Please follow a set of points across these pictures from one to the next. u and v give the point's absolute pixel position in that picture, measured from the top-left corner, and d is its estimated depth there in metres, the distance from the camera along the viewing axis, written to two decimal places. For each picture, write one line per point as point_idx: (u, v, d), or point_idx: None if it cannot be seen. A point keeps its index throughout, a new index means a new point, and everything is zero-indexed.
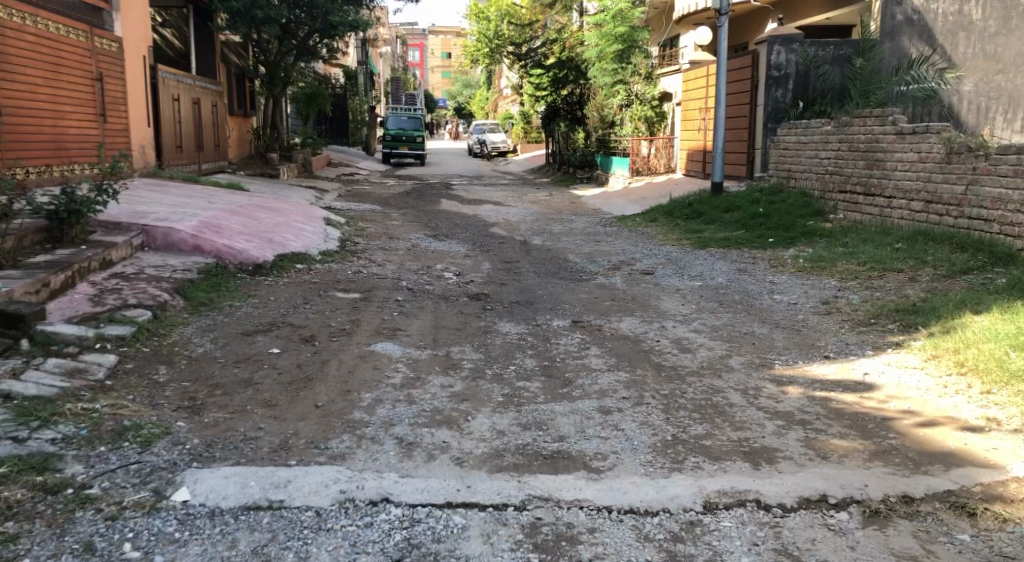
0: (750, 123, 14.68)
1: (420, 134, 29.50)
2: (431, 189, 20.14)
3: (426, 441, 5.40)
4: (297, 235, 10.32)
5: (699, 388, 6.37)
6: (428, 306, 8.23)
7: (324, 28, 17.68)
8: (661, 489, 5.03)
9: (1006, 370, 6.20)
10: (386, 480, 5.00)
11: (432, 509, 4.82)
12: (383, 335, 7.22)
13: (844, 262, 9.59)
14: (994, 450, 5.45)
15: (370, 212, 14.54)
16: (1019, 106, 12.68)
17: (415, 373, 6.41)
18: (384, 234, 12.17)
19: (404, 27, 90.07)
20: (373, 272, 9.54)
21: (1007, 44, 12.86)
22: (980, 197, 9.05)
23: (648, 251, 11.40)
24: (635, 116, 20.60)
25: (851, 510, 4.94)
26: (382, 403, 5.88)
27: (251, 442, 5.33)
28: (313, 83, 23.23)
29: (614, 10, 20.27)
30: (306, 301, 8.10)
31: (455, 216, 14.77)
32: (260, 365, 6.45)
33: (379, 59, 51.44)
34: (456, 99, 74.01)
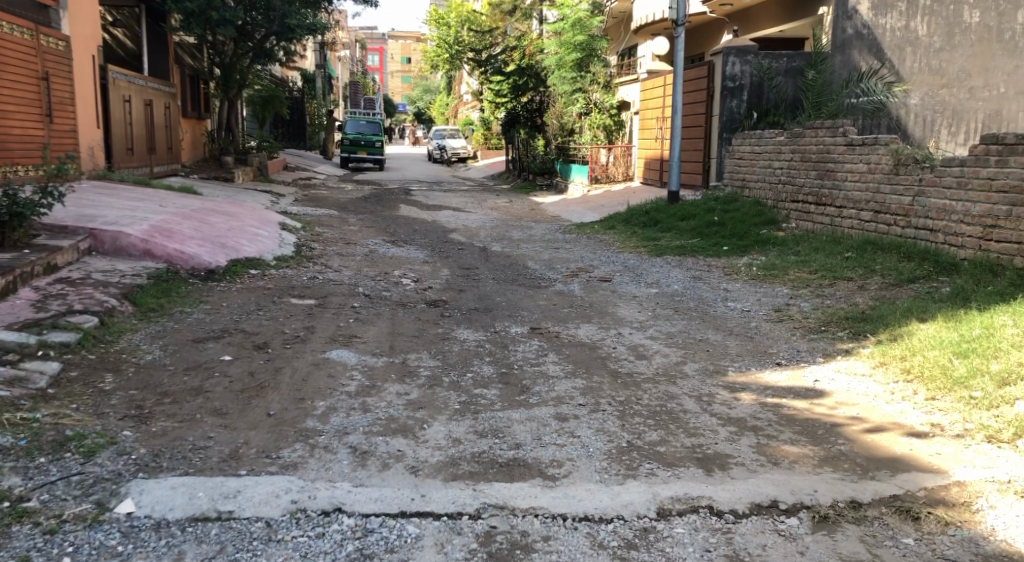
0: (706, 133, 14.90)
1: (379, 138, 29.42)
2: (390, 194, 20.16)
3: (380, 450, 5.42)
4: (251, 239, 10.27)
5: (654, 394, 6.46)
6: (385, 313, 8.22)
7: (281, 31, 17.57)
8: (616, 495, 5.10)
9: (950, 376, 6.37)
10: (339, 490, 5.00)
11: (385, 519, 4.83)
12: (338, 342, 7.21)
13: (795, 270, 9.78)
14: (938, 455, 5.60)
15: (328, 217, 14.51)
16: (964, 120, 13.75)
17: (370, 382, 6.40)
18: (340, 239, 12.14)
19: (364, 30, 89.89)
20: (329, 278, 9.51)
21: (951, 59, 13.67)
22: (925, 208, 9.26)
23: (606, 258, 11.52)
24: (594, 124, 20.74)
25: (801, 516, 5.05)
26: (336, 411, 5.88)
27: (200, 452, 5.31)
28: (269, 85, 23.01)
29: (572, 18, 20.35)
30: (260, 307, 8.06)
31: (414, 222, 14.79)
32: (210, 373, 6.40)
33: (337, 63, 51.29)
34: (416, 103, 73.94)
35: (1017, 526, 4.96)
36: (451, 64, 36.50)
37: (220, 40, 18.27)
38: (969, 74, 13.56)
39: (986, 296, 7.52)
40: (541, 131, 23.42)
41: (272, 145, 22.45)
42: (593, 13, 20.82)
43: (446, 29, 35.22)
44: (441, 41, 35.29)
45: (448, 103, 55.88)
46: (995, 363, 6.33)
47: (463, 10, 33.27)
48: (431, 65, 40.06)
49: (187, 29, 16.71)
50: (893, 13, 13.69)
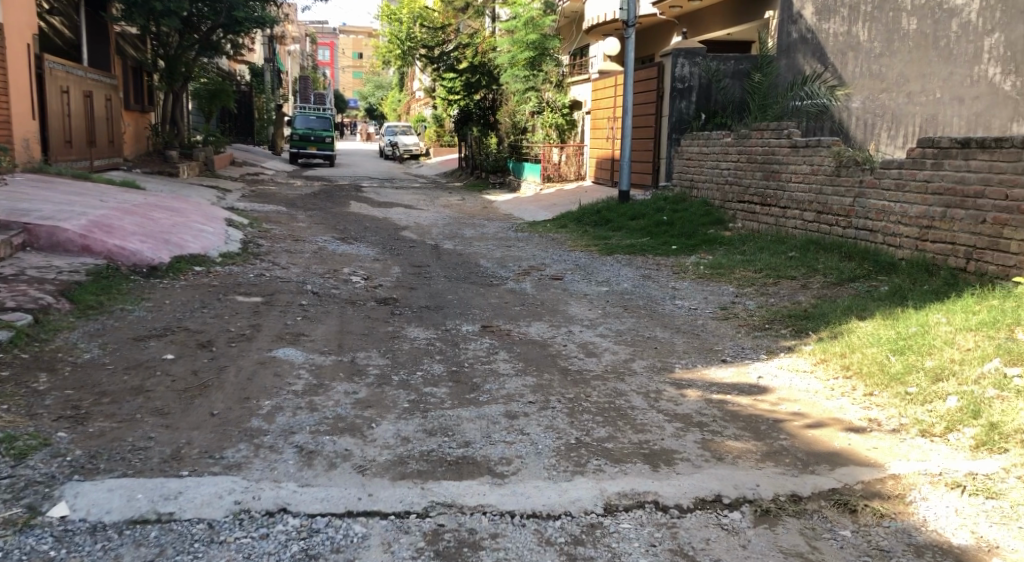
0: (656, 134, 15.10)
1: (329, 134, 29.26)
2: (341, 191, 20.06)
3: (327, 449, 5.44)
4: (196, 236, 10.18)
5: (602, 391, 6.57)
6: (334, 310, 8.23)
7: (228, 24, 17.50)
8: (564, 492, 5.18)
9: (886, 373, 6.56)
10: (284, 490, 5.02)
11: (331, 519, 4.86)
12: (285, 341, 7.20)
13: (741, 269, 9.98)
14: (875, 449, 5.78)
15: (276, 214, 14.41)
16: (904, 125, 13.70)
17: (318, 380, 6.42)
18: (288, 236, 12.08)
19: (314, 25, 89.09)
20: (276, 275, 9.48)
21: (891, 64, 13.70)
22: (866, 209, 9.50)
23: (558, 256, 11.62)
24: (546, 123, 20.89)
25: (744, 510, 5.17)
26: (282, 411, 5.88)
27: (140, 453, 5.29)
28: (216, 79, 22.73)
29: (525, 17, 20.29)
30: (205, 305, 8.02)
31: (365, 219, 14.76)
32: (152, 372, 6.37)
33: (287, 58, 50.78)
34: (368, 99, 73.45)
35: (946, 516, 5.13)
36: (403, 61, 36.33)
37: (164, 31, 18.00)
38: (907, 79, 13.50)
39: (922, 295, 7.75)
40: (494, 129, 23.49)
41: (218, 140, 22.20)
42: (545, 12, 20.66)
43: (397, 25, 35.18)
44: (393, 37, 35.25)
45: (401, 99, 55.66)
46: (929, 360, 6.54)
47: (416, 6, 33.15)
48: (384, 61, 39.92)
49: (129, 19, 16.50)
50: (836, 19, 14.11)
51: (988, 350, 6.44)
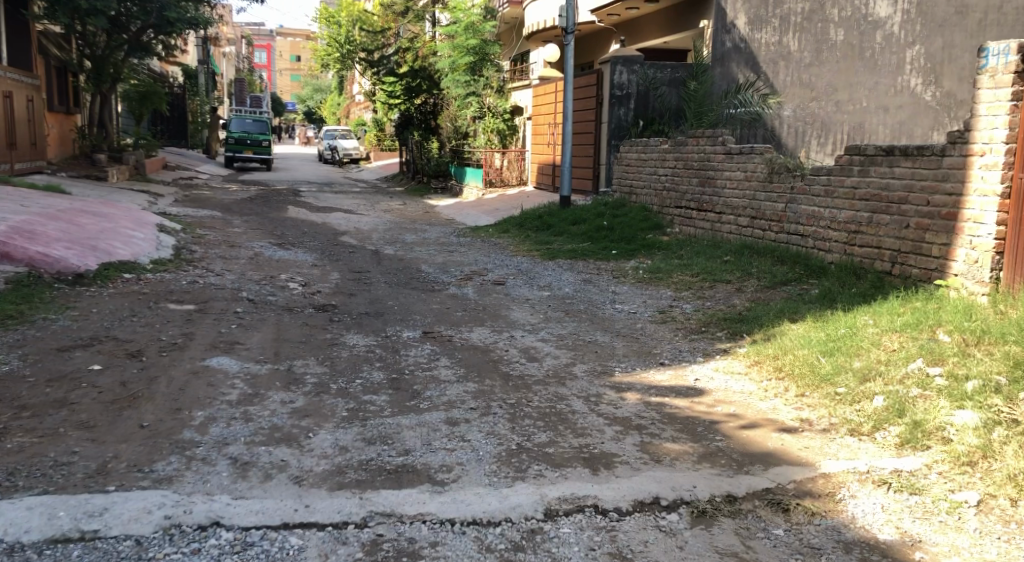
0: (596, 140, 15.33)
1: (266, 138, 28.99)
2: (278, 195, 19.89)
3: (263, 460, 5.43)
4: (126, 243, 10.04)
5: (543, 396, 6.66)
6: (270, 318, 8.20)
7: (158, 23, 17.25)
8: (504, 498, 5.21)
9: (817, 374, 6.75)
10: (217, 503, 4.97)
11: (266, 532, 4.81)
12: (220, 350, 7.16)
13: (679, 273, 10.18)
14: (806, 448, 5.92)
15: (210, 219, 14.27)
16: (832, 132, 14.68)
17: (253, 390, 6.40)
18: (223, 242, 11.97)
19: (251, 26, 87.97)
20: (210, 281, 9.40)
21: (819, 74, 14.46)
22: (797, 215, 9.77)
23: (500, 261, 11.70)
24: (487, 128, 21.00)
25: (681, 511, 5.24)
26: (215, 421, 5.86)
27: (63, 468, 5.22)
28: (147, 81, 22.44)
29: (465, 22, 20.80)
30: (134, 313, 7.94)
31: (303, 224, 14.66)
32: (77, 384, 6.29)
33: (222, 60, 50.05)
34: (307, 102, 72.77)
35: (874, 513, 5.22)
36: (342, 64, 36.09)
37: (90, 30, 17.65)
38: (835, 88, 14.45)
39: (851, 298, 8.00)
40: (435, 134, 23.49)
41: (150, 143, 21.85)
42: (486, 18, 21.29)
43: (336, 28, 35.05)
44: (332, 40, 35.14)
45: (340, 103, 55.28)
46: (857, 360, 6.75)
47: (354, 9, 33.02)
48: (323, 64, 39.71)
49: (53, 18, 16.20)
50: (768, 29, 14.29)
51: (912, 351, 6.67)
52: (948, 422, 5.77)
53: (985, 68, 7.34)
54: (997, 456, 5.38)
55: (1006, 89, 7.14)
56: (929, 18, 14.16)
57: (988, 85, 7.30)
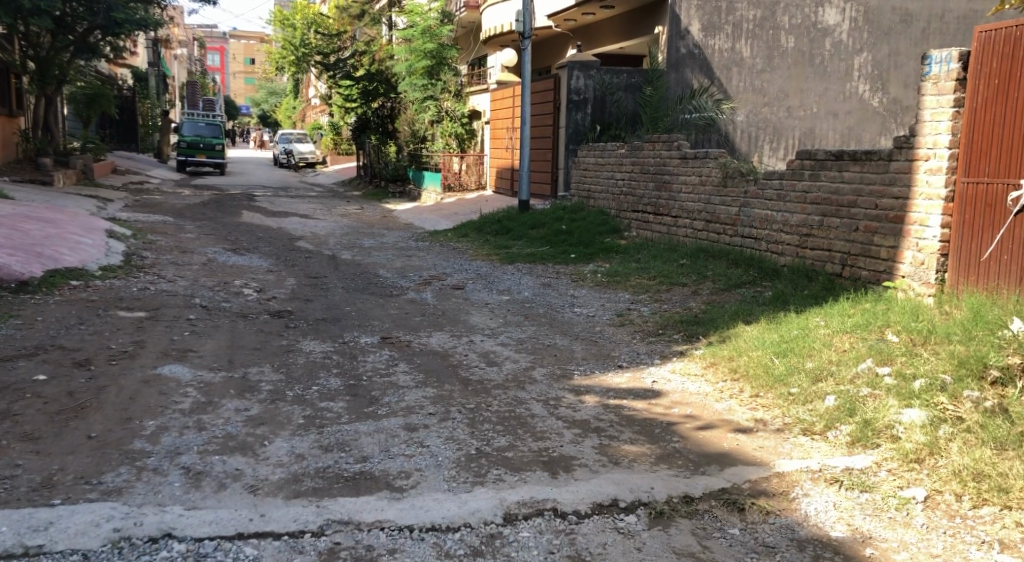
0: (553, 144, 15.45)
1: (220, 142, 28.76)
2: (233, 200, 19.71)
3: (216, 470, 5.41)
4: (73, 250, 9.92)
5: (503, 400, 6.71)
6: (224, 324, 8.15)
7: (106, 25, 17.01)
8: (463, 504, 5.23)
9: (770, 374, 6.87)
10: (169, 514, 4.93)
11: (220, 542, 4.78)
12: (172, 357, 7.11)
13: (636, 276, 10.30)
14: (761, 448, 6.01)
15: (162, 224, 14.12)
16: (783, 137, 15.00)
17: (207, 398, 6.38)
18: (175, 247, 11.86)
19: (203, 28, 87.01)
20: (162, 288, 9.32)
21: (771, 80, 14.70)
22: (750, 218, 9.93)
23: (459, 265, 11.73)
24: (445, 132, 21.15)
25: (639, 513, 5.28)
26: (167, 431, 5.83)
27: (7, 482, 5.15)
28: (95, 83, 22.21)
29: (422, 26, 20.89)
30: (82, 321, 7.85)
31: (258, 229, 14.57)
32: (22, 394, 6.21)
33: (173, 62, 49.39)
34: (261, 105, 72.13)
35: (826, 511, 5.28)
36: (298, 68, 35.87)
37: (33, 31, 17.37)
38: (786, 94, 14.75)
39: (802, 300, 8.17)
40: (393, 138, 23.45)
41: (97, 147, 21.53)
42: (442, 22, 21.37)
43: (291, 30, 34.81)
44: (288, 43, 34.91)
45: (296, 106, 54.91)
46: (809, 361, 6.89)
47: (309, 12, 32.81)
48: (277, 67, 39.41)
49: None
50: (720, 35, 14.47)
51: (862, 351, 6.81)
52: (896, 420, 5.88)
53: (928, 75, 7.52)
54: (943, 453, 5.49)
55: (949, 96, 7.33)
56: (875, 26, 14.65)
57: (932, 91, 7.48)
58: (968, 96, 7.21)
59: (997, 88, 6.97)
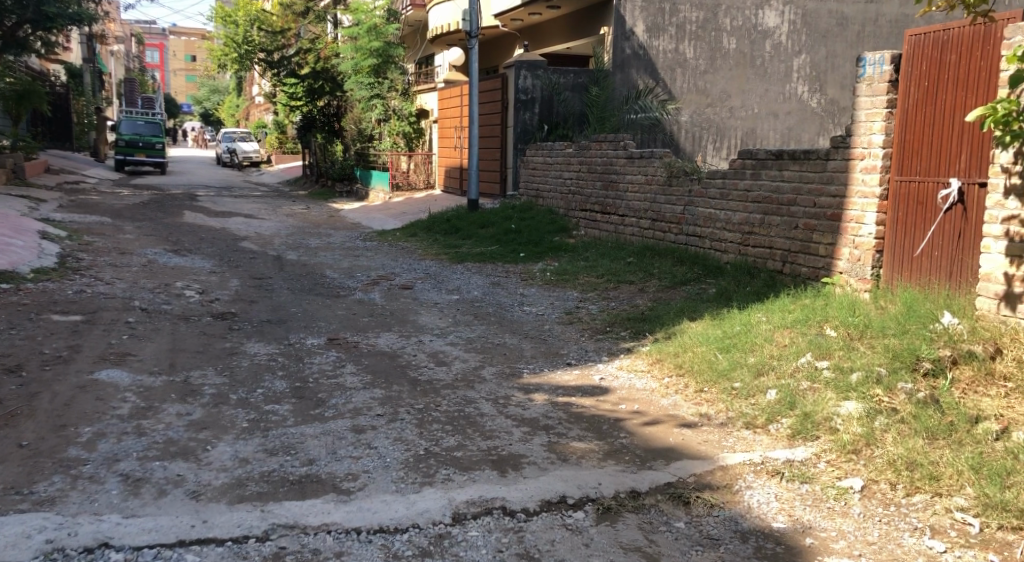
0: (502, 143, 15.50)
1: (159, 140, 28.32)
2: (174, 200, 19.41)
3: (156, 476, 5.36)
4: (3, 252, 9.72)
5: (452, 400, 6.73)
6: (165, 327, 8.05)
7: (37, 19, 16.73)
8: (411, 504, 5.24)
9: (714, 369, 6.98)
10: (106, 523, 4.87)
11: (160, 550, 4.72)
12: (109, 362, 7.02)
13: (584, 275, 10.40)
14: (705, 443, 6.10)
15: (99, 225, 13.88)
16: (726, 136, 15.19)
17: (146, 403, 6.31)
18: (114, 249, 11.67)
19: (142, 25, 85.44)
20: (98, 290, 9.18)
21: (713, 81, 14.91)
22: (694, 217, 10.08)
23: (408, 265, 11.71)
24: (393, 131, 21.20)
25: (587, 509, 5.32)
26: (104, 437, 5.75)
27: None
28: (24, 80, 21.56)
29: (367, 24, 20.59)
30: (14, 326, 7.70)
31: (201, 230, 14.37)
32: None
33: (110, 59, 48.41)
34: (203, 104, 71.01)
35: (768, 502, 5.37)
36: (241, 65, 35.47)
37: None
38: (729, 94, 14.95)
39: (745, 296, 8.32)
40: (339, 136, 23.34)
41: (28, 145, 21.01)
42: (388, 20, 21.25)
43: (234, 27, 34.35)
44: (230, 40, 34.45)
45: (239, 105, 54.14)
46: (751, 356, 7.02)
47: (252, 9, 32.39)
48: (219, 64, 38.88)
49: None
50: (665, 36, 14.64)
51: (802, 345, 6.96)
52: (835, 412, 6.01)
53: (862, 76, 7.66)
54: (879, 443, 5.63)
55: (882, 96, 7.48)
56: (813, 28, 15.00)
57: (866, 92, 7.63)
58: (900, 98, 7.39)
59: (926, 90, 7.17)
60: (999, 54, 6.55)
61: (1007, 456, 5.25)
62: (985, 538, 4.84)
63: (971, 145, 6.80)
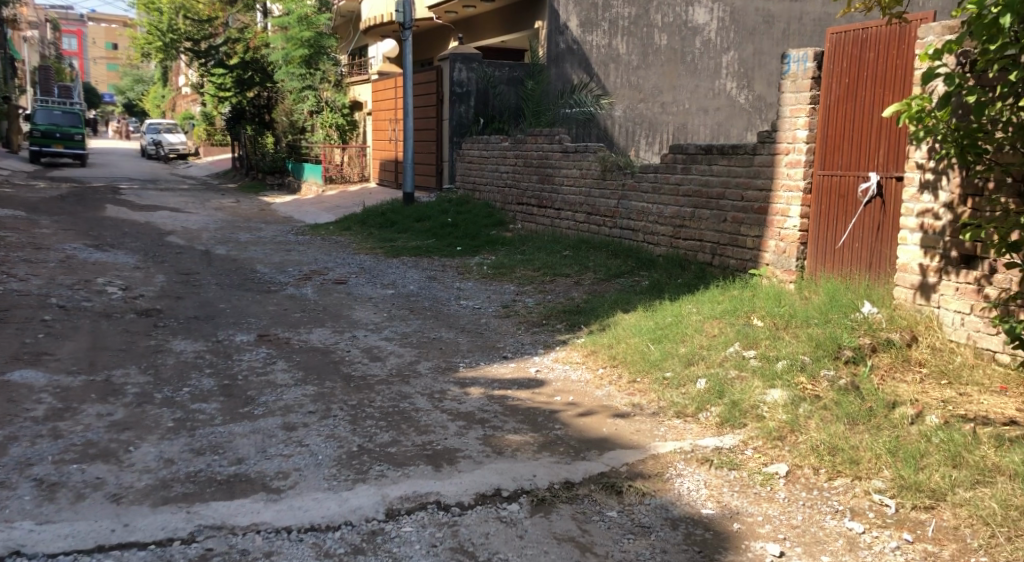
0: (438, 137, 15.46)
1: (79, 132, 27.66)
2: (95, 193, 18.88)
3: (74, 480, 5.21)
4: None
5: (387, 395, 6.69)
6: (85, 325, 7.84)
7: None
8: (344, 502, 5.18)
9: (647, 360, 7.05)
10: (19, 530, 4.73)
11: (77, 556, 4.60)
12: (23, 362, 6.81)
13: (521, 268, 10.42)
14: (638, 432, 6.15)
15: (14, 219, 13.44)
16: (658, 131, 15.39)
17: (64, 404, 6.14)
18: (30, 244, 11.31)
19: (63, 12, 82.81)
20: (14, 288, 8.90)
21: (647, 77, 15.04)
22: (628, 210, 10.16)
23: (341, 260, 11.59)
24: (326, 123, 20.86)
25: (521, 501, 5.33)
26: (18, 441, 5.58)
27: None
28: None
29: (298, 13, 20.26)
30: None
31: (123, 224, 14.01)
32: None
33: (25, 46, 46.72)
34: (127, 93, 69.13)
35: (697, 489, 5.44)
36: (165, 53, 34.65)
37: None
38: (662, 90, 15.11)
39: (677, 288, 8.42)
40: (270, 129, 23.06)
41: None
42: (320, 10, 20.97)
43: (156, 15, 33.42)
44: (152, 28, 33.57)
45: (164, 95, 52.89)
46: (682, 346, 7.11)
47: None
48: (142, 52, 37.88)
49: None
50: (598, 31, 14.69)
51: (730, 335, 7.06)
52: (761, 400, 6.12)
53: (787, 73, 7.80)
54: (802, 430, 5.74)
55: (806, 93, 7.63)
56: (740, 26, 15.24)
57: (790, 89, 7.78)
58: (823, 94, 7.54)
59: (846, 86, 7.32)
60: (914, 53, 6.73)
61: (921, 439, 5.40)
62: (901, 518, 4.97)
63: (888, 140, 6.97)
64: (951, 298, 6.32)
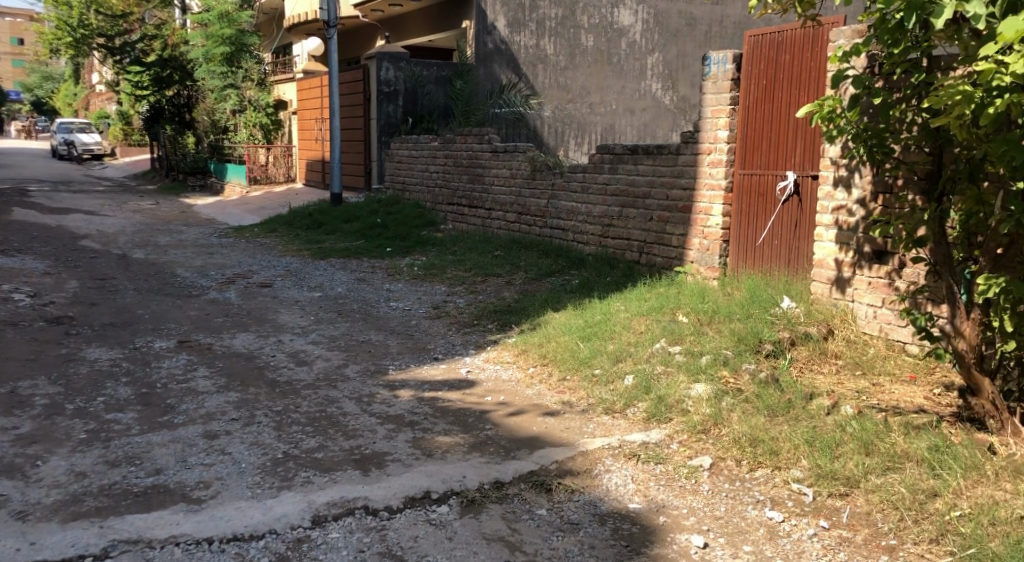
0: (365, 136, 15.30)
1: None
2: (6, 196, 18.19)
3: None
4: None
5: (313, 400, 6.56)
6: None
7: None
8: (268, 510, 5.05)
9: (576, 358, 7.06)
10: None
11: None
12: None
13: (452, 268, 10.36)
14: (567, 430, 6.14)
15: None
16: (587, 132, 15.29)
17: None
18: None
19: None
20: None
21: (574, 77, 15.07)
22: (557, 210, 10.18)
23: (266, 262, 11.37)
24: (249, 122, 20.47)
25: (451, 503, 5.26)
26: None
27: None
28: None
29: (218, 10, 19.85)
30: None
31: (35, 228, 13.53)
32: None
33: None
34: (36, 90, 66.74)
35: (624, 484, 5.45)
36: (75, 50, 33.54)
37: None
38: (590, 91, 15.18)
39: (606, 286, 8.45)
40: (191, 128, 22.78)
41: None
42: (241, 8, 20.57)
43: (65, 10, 32.34)
44: (61, 24, 32.46)
45: (77, 93, 51.28)
46: (610, 343, 7.14)
47: None
48: (51, 49, 36.60)
49: None
50: (525, 32, 14.74)
51: (656, 332, 7.11)
52: (686, 394, 6.16)
53: (707, 75, 7.90)
54: (725, 423, 5.80)
55: (726, 94, 7.72)
56: (664, 28, 15.46)
57: (711, 90, 7.87)
58: (742, 96, 7.65)
59: (764, 88, 7.44)
60: (826, 55, 6.86)
61: (837, 429, 5.49)
62: (818, 506, 5.03)
63: (804, 140, 7.10)
64: (865, 292, 6.53)
